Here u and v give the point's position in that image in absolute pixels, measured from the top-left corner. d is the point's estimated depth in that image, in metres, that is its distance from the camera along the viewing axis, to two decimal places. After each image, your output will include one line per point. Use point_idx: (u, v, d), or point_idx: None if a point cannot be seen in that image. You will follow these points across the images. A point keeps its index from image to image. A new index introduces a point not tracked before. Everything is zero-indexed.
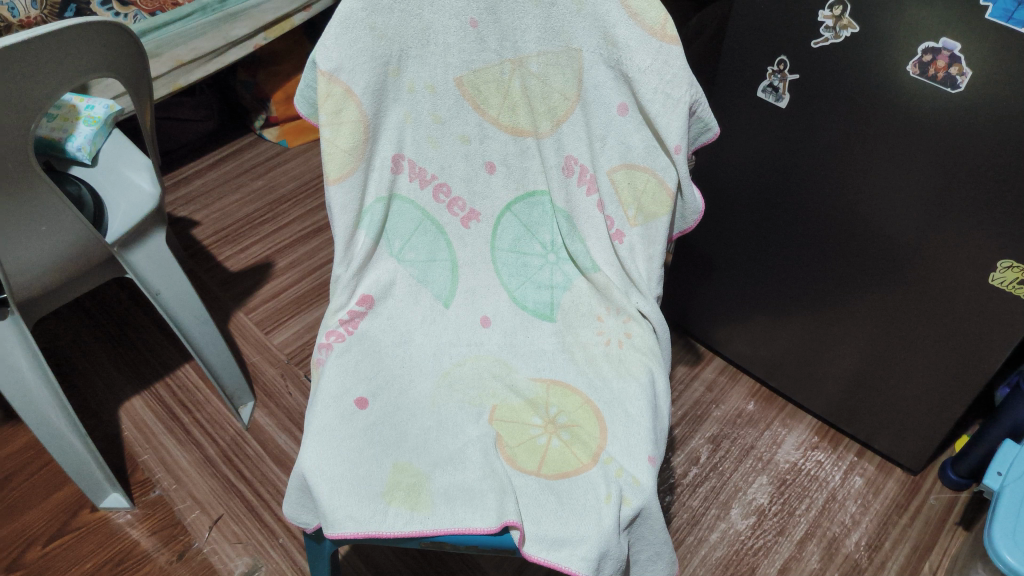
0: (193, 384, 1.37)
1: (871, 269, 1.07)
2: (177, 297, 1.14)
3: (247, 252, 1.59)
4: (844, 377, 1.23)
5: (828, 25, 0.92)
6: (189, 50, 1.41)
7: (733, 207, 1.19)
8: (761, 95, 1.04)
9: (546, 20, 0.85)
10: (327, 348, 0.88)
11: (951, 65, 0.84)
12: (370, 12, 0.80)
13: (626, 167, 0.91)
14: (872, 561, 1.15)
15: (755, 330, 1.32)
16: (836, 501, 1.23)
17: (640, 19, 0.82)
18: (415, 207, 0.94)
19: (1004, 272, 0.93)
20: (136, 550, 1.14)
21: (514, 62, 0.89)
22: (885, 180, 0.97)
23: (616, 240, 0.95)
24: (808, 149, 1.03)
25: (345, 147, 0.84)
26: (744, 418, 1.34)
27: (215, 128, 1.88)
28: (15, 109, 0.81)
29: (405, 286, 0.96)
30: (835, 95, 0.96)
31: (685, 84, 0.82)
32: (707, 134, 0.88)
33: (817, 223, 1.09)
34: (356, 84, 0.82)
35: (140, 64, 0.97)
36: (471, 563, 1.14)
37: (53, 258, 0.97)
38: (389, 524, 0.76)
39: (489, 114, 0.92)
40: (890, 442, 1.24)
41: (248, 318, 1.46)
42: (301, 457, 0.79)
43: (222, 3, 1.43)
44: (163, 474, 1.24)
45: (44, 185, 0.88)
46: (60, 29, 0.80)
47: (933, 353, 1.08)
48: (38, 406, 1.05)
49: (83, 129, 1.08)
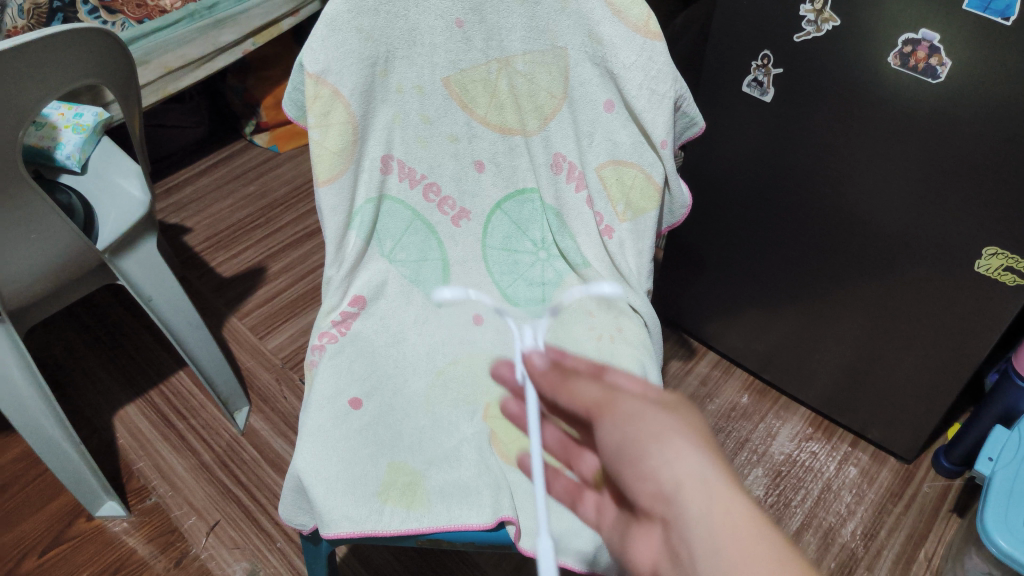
0: (188, 390, 1.37)
1: (861, 260, 1.08)
2: (169, 302, 1.14)
3: (239, 258, 1.59)
4: (836, 368, 1.24)
5: (809, 18, 0.93)
6: (177, 57, 1.40)
7: (722, 202, 1.20)
8: (746, 90, 1.06)
9: (531, 19, 0.86)
10: (320, 351, 0.88)
11: (930, 56, 0.85)
12: (357, 13, 0.80)
13: (613, 163, 0.92)
14: (867, 551, 1.15)
15: (747, 324, 1.33)
16: (831, 491, 1.23)
17: (624, 17, 0.83)
18: (406, 207, 0.95)
19: (990, 259, 0.94)
20: (134, 557, 1.14)
21: (501, 62, 0.90)
22: (872, 172, 0.98)
23: (606, 235, 0.96)
24: (794, 142, 1.04)
25: (335, 148, 0.85)
26: (739, 411, 1.35)
27: (205, 136, 1.88)
28: (6, 117, 0.81)
29: (397, 286, 0.97)
30: (819, 88, 0.97)
31: (670, 80, 0.83)
32: (692, 128, 0.89)
33: (805, 214, 1.10)
34: (343, 86, 0.82)
35: (129, 68, 0.97)
36: (470, 562, 1.14)
37: (44, 266, 0.96)
38: (385, 523, 0.76)
39: (477, 113, 0.93)
40: (882, 431, 1.25)
41: (242, 323, 1.46)
42: (296, 458, 0.79)
43: (209, 10, 1.43)
44: (159, 481, 1.23)
45: (34, 193, 0.89)
46: (49, 38, 0.80)
47: (923, 341, 1.09)
48: (30, 411, 1.04)
49: (72, 136, 1.08)
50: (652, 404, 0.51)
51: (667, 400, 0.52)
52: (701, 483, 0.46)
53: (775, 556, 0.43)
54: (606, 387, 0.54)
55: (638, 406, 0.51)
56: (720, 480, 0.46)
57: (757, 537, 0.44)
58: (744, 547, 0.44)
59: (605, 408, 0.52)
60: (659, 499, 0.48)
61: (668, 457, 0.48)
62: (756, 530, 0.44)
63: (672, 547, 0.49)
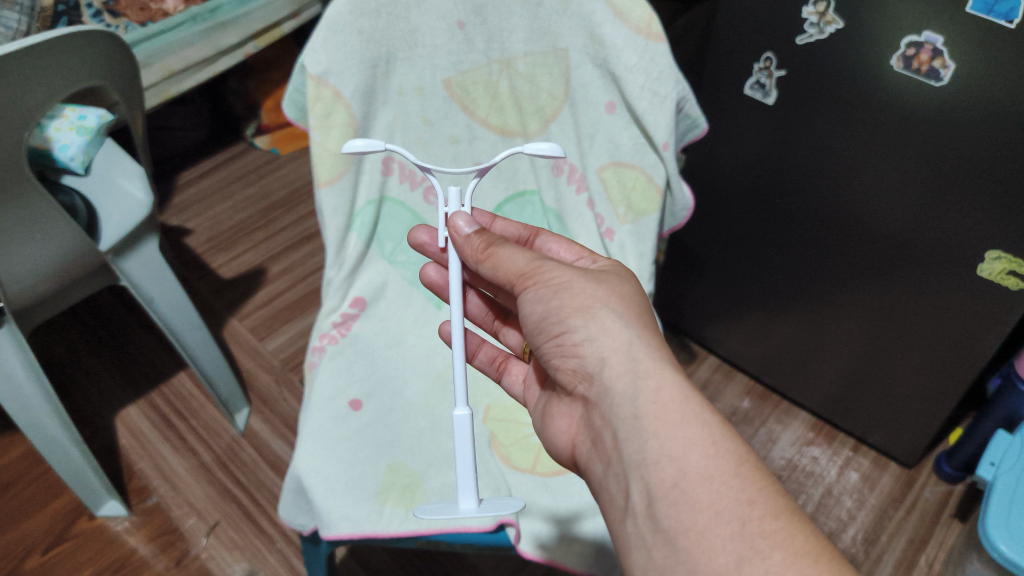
0: (189, 391, 1.37)
1: (863, 264, 1.07)
2: (170, 303, 1.14)
3: (240, 259, 1.59)
4: (839, 372, 1.24)
5: (812, 21, 0.93)
6: (179, 59, 1.40)
7: (725, 204, 1.20)
8: (748, 92, 1.05)
9: (533, 20, 0.86)
10: (320, 352, 0.88)
11: (934, 58, 0.84)
12: (358, 15, 0.80)
13: (614, 165, 0.91)
14: (868, 556, 1.15)
15: (749, 327, 1.32)
16: (831, 496, 1.23)
17: (626, 18, 0.82)
18: (406, 209, 0.97)
19: (993, 263, 0.93)
20: (135, 557, 1.14)
21: (502, 62, 0.90)
22: (875, 175, 0.98)
23: (607, 238, 0.95)
24: (796, 145, 1.04)
25: (336, 150, 0.85)
26: (740, 415, 1.34)
27: (207, 137, 1.89)
28: (11, 116, 0.82)
29: (396, 288, 0.98)
30: (821, 91, 0.97)
31: (671, 81, 0.83)
32: (695, 130, 0.89)
33: (808, 218, 1.09)
34: (344, 87, 0.83)
35: (127, 66, 0.98)
36: (468, 565, 1.14)
37: (47, 266, 0.96)
38: (384, 524, 0.75)
39: (478, 114, 0.93)
40: (884, 436, 1.25)
41: (242, 324, 1.47)
42: (296, 459, 0.79)
43: (212, 13, 1.43)
44: (160, 481, 1.23)
45: (38, 194, 0.89)
46: (54, 40, 0.80)
47: (927, 346, 1.08)
48: (32, 409, 1.04)
49: (75, 137, 1.05)
50: (574, 272, 0.65)
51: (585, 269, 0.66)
52: (626, 354, 0.60)
53: (688, 414, 0.56)
54: (531, 259, 0.66)
55: (560, 275, 0.65)
56: (643, 353, 0.60)
57: (672, 399, 0.57)
58: (662, 406, 0.57)
59: (528, 277, 0.65)
60: (584, 370, 0.63)
61: (592, 332, 0.62)
62: (673, 393, 0.57)
63: (589, 407, 0.64)
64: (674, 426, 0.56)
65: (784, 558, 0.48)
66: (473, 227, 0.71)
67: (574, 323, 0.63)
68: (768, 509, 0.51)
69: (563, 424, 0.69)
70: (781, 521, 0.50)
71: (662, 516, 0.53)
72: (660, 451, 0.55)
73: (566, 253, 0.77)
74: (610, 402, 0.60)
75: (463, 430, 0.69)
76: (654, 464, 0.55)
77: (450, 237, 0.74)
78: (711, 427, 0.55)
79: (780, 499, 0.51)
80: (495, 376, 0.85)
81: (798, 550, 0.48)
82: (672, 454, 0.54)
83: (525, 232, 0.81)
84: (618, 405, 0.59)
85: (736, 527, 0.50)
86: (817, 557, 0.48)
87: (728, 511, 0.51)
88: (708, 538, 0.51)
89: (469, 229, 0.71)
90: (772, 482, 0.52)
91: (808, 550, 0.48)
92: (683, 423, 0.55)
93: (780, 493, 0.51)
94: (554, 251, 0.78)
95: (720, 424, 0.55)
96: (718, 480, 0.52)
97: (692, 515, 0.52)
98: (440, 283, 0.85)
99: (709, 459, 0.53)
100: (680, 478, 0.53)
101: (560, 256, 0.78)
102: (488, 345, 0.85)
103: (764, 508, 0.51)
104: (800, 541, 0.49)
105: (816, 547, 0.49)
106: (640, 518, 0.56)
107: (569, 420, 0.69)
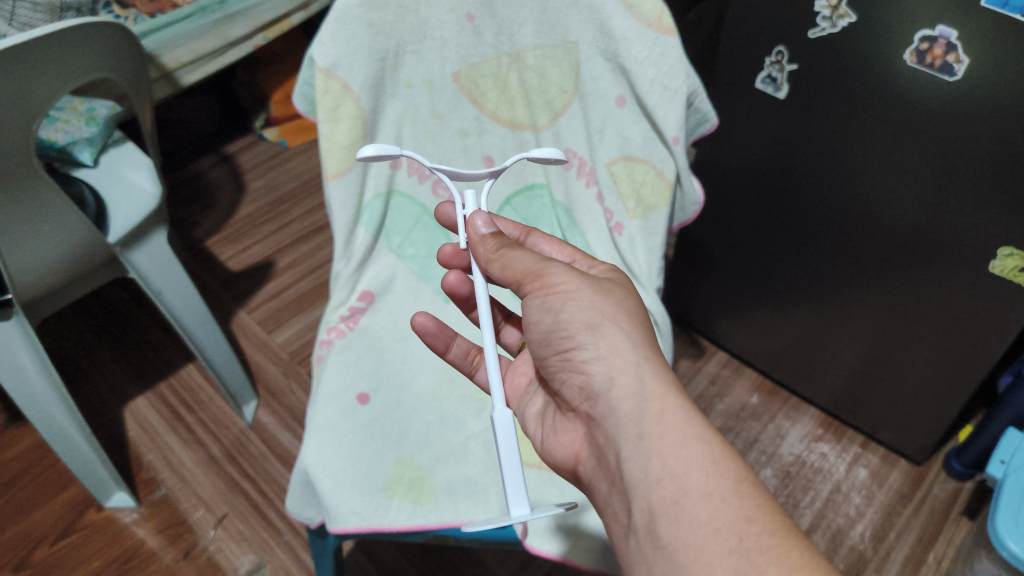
0: (196, 383, 1.37)
1: (867, 263, 1.07)
2: (179, 296, 1.14)
3: (249, 251, 1.60)
4: (847, 369, 1.23)
5: (824, 15, 0.92)
6: (188, 51, 1.38)
7: (734, 201, 1.19)
8: (759, 86, 1.04)
9: (542, 13, 0.85)
10: (328, 345, 0.87)
11: (947, 53, 0.83)
12: (367, 8, 0.80)
13: (624, 159, 0.91)
14: (876, 552, 1.15)
15: (758, 325, 1.32)
16: (840, 492, 1.23)
17: (636, 11, 0.81)
18: (414, 202, 0.97)
19: (1005, 260, 0.92)
20: (142, 548, 1.15)
21: (511, 55, 0.89)
22: (885, 175, 0.97)
23: (616, 232, 0.94)
24: (807, 142, 1.03)
25: (344, 142, 0.85)
26: (748, 411, 1.34)
27: (216, 129, 1.89)
28: (19, 111, 0.81)
29: (405, 281, 0.97)
30: (834, 89, 0.96)
31: (682, 75, 0.82)
32: (705, 125, 0.88)
33: (817, 215, 1.09)
34: (353, 80, 0.83)
35: (135, 55, 0.98)
36: (475, 559, 1.14)
37: (55, 256, 0.96)
38: (391, 519, 0.76)
39: (487, 108, 0.93)
40: (893, 433, 1.24)
41: (250, 317, 1.47)
42: (303, 451, 0.79)
43: (222, 4, 1.41)
44: (168, 474, 1.24)
45: (46, 187, 0.88)
46: (62, 31, 0.81)
47: (935, 346, 1.08)
48: (41, 403, 1.05)
49: (83, 129, 1.09)
50: (579, 280, 0.64)
51: (589, 276, 0.65)
52: (633, 375, 0.60)
53: (690, 433, 0.56)
54: (538, 260, 0.65)
55: (565, 275, 0.64)
56: (650, 374, 0.60)
57: (675, 420, 0.57)
58: (666, 427, 0.57)
59: (536, 278, 0.64)
60: (589, 388, 0.62)
61: (601, 350, 0.61)
62: (677, 414, 0.57)
63: (591, 425, 0.64)
64: (676, 444, 0.56)
65: (780, 573, 0.49)
66: (491, 229, 0.70)
67: (582, 339, 0.62)
68: (765, 525, 0.51)
69: (567, 440, 0.69)
70: (776, 538, 0.51)
71: (663, 533, 0.54)
72: (661, 470, 0.55)
73: (558, 255, 0.77)
74: (614, 422, 0.60)
75: (504, 425, 0.64)
76: (655, 482, 0.55)
77: (467, 237, 0.72)
78: (712, 446, 0.56)
79: (777, 515, 0.52)
80: (467, 371, 0.85)
81: (793, 565, 0.49)
82: (674, 473, 0.55)
83: (516, 232, 0.79)
84: (623, 425, 0.59)
85: (734, 544, 0.51)
86: (812, 570, 0.49)
87: (725, 528, 0.52)
88: (706, 554, 0.51)
89: (486, 229, 0.69)
90: (770, 499, 0.53)
91: (802, 565, 0.49)
92: (684, 443, 0.56)
93: (777, 510, 0.53)
94: (546, 252, 0.78)
95: (720, 442, 0.56)
96: (718, 497, 0.53)
97: (692, 531, 0.53)
98: (457, 286, 0.85)
99: (708, 477, 0.54)
100: (680, 495, 0.54)
101: (552, 257, 0.77)
102: (460, 338, 0.85)
103: (763, 525, 0.51)
104: (795, 556, 0.50)
105: (810, 562, 0.49)
106: (641, 534, 0.56)
107: (573, 435, 0.68)
